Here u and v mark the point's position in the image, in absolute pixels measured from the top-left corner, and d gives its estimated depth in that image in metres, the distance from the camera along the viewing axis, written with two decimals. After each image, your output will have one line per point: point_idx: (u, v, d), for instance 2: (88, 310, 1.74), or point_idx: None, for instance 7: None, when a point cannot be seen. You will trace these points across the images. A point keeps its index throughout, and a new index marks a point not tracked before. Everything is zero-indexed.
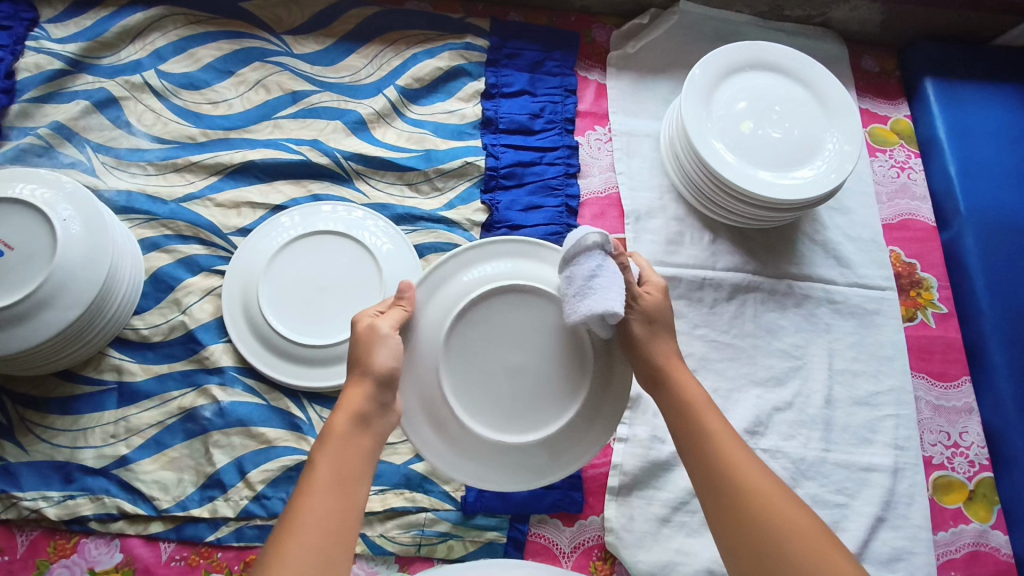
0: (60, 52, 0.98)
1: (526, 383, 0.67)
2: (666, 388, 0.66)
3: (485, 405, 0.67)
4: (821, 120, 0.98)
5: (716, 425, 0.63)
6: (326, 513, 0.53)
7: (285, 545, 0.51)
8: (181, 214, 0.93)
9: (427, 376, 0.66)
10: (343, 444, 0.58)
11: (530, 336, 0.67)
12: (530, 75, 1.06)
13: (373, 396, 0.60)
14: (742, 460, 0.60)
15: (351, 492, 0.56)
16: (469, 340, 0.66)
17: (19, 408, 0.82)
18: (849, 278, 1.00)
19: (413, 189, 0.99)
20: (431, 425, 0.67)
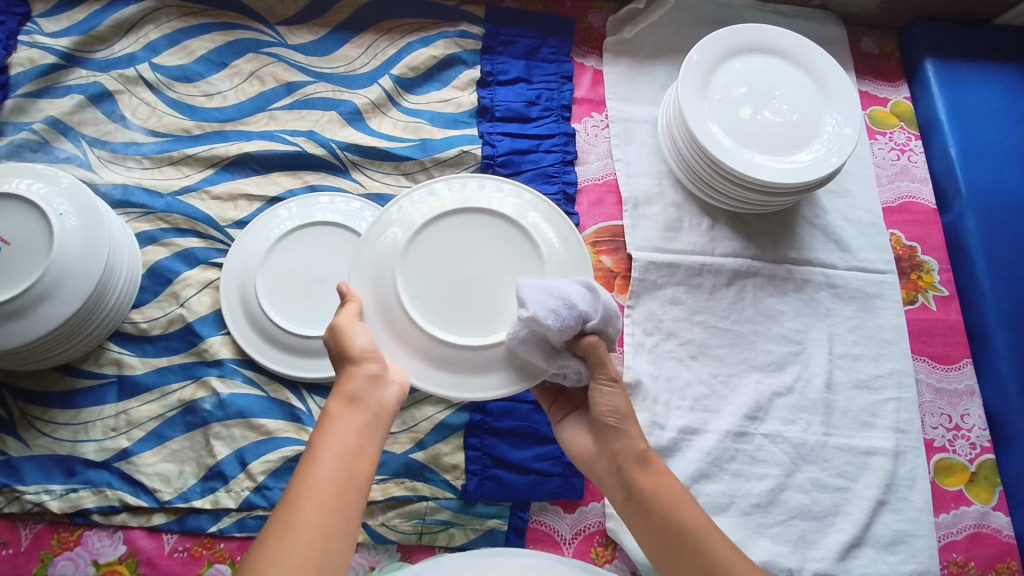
0: (54, 46, 0.98)
1: (494, 286, 0.67)
2: (645, 474, 0.63)
3: (463, 317, 0.66)
4: (821, 103, 0.97)
5: (699, 513, 0.62)
6: (326, 488, 0.54)
7: (283, 521, 0.52)
8: (178, 207, 0.92)
9: (396, 322, 0.66)
10: (342, 423, 0.58)
11: (474, 243, 0.69)
12: (525, 63, 1.05)
13: (363, 373, 0.61)
14: (731, 548, 0.60)
15: (351, 468, 0.56)
16: (423, 270, 0.67)
17: (20, 403, 0.82)
18: (849, 261, 0.99)
19: (410, 179, 0.99)
20: (429, 369, 0.67)
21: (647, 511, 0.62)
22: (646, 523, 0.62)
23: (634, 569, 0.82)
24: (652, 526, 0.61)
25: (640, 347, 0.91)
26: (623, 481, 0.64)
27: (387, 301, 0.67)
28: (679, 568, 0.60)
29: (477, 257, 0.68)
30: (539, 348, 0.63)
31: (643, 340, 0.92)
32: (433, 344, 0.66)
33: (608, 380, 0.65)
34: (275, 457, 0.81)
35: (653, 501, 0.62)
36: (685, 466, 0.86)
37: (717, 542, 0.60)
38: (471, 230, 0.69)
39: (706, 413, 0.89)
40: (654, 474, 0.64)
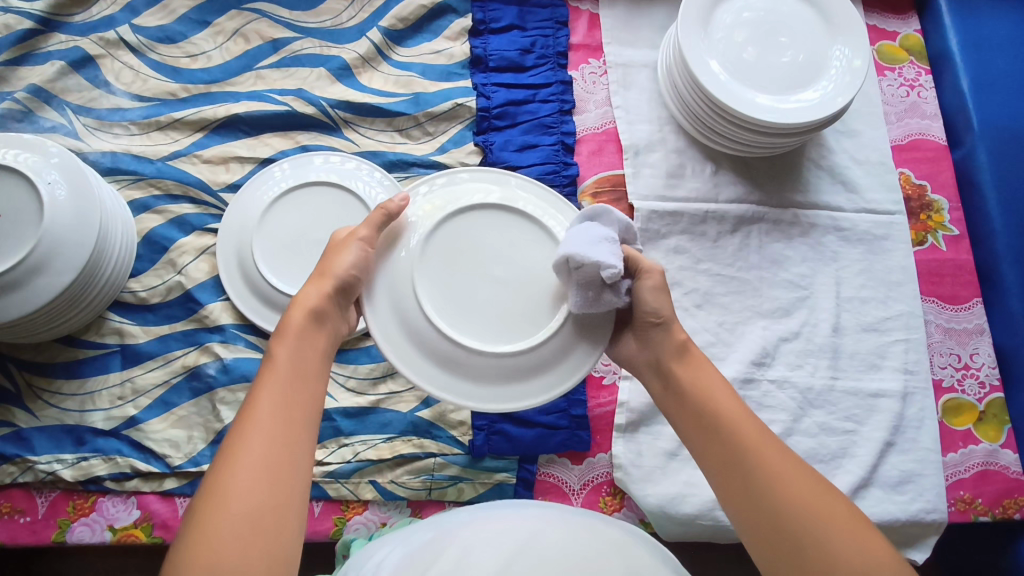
0: (29, 10, 0.94)
1: (521, 279, 0.65)
2: (684, 366, 0.62)
3: (530, 309, 0.64)
4: (829, 37, 0.93)
5: (736, 405, 0.59)
6: (286, 399, 0.55)
7: (244, 428, 0.52)
8: (169, 173, 0.90)
9: (474, 373, 0.65)
10: (299, 339, 0.60)
11: (464, 259, 0.65)
12: (518, 8, 1.01)
13: (327, 297, 0.62)
14: (766, 439, 0.56)
15: (308, 384, 0.57)
16: (468, 319, 0.64)
17: (25, 375, 0.82)
18: (857, 203, 0.97)
19: (404, 135, 0.96)
20: (494, 385, 0.66)
21: (681, 399, 0.61)
22: (681, 411, 0.61)
23: (642, 517, 0.83)
24: (686, 414, 0.60)
25: None
26: (663, 373, 0.64)
27: (470, 371, 0.65)
28: (708, 456, 0.58)
29: (493, 259, 0.65)
30: (605, 290, 0.62)
31: None
32: (498, 365, 0.65)
33: (648, 271, 0.64)
34: None
35: (685, 390, 0.61)
36: None
37: (748, 430, 0.57)
38: (476, 236, 0.66)
39: (712, 360, 0.89)
40: (693, 367, 0.62)
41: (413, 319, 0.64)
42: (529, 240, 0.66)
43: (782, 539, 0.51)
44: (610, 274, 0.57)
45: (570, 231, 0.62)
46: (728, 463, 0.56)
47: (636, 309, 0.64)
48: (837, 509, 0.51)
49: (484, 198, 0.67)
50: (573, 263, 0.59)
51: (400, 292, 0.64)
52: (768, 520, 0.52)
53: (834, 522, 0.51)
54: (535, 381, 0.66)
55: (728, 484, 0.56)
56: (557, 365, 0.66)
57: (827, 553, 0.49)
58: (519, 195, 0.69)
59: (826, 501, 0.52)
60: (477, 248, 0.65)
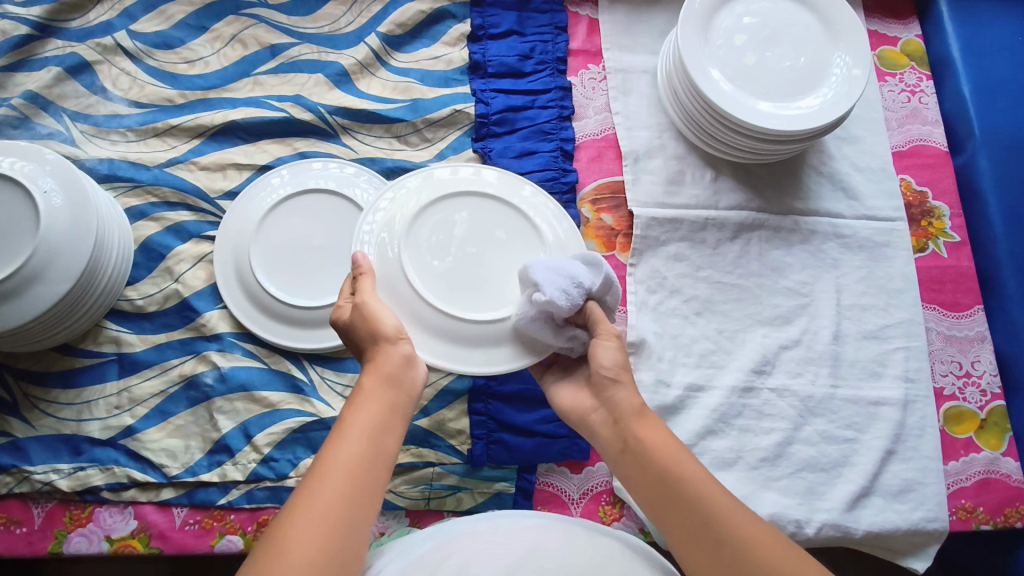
0: (26, 16, 0.93)
1: (498, 258, 0.72)
2: (642, 426, 0.60)
3: (504, 283, 0.71)
4: (829, 43, 0.92)
5: (698, 469, 0.57)
6: (353, 463, 0.52)
7: (309, 491, 0.50)
8: (166, 180, 0.90)
9: (453, 336, 0.69)
10: (372, 397, 0.58)
11: (448, 234, 0.71)
12: (517, 14, 1.00)
13: (397, 354, 0.61)
14: (732, 501, 0.54)
15: (378, 447, 0.55)
16: (448, 289, 0.70)
17: (22, 384, 0.82)
18: (857, 210, 0.96)
19: (402, 141, 0.96)
20: (453, 346, 0.69)
21: (641, 463, 0.59)
22: (641, 476, 0.58)
23: (642, 526, 0.83)
24: (646, 478, 0.58)
25: (644, 305, 0.90)
26: (620, 434, 0.61)
27: (449, 335, 0.69)
28: (674, 522, 0.55)
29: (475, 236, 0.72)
30: (549, 323, 0.66)
31: (647, 298, 0.90)
32: (473, 330, 0.69)
33: (607, 335, 0.64)
34: (279, 429, 0.81)
35: (644, 453, 0.59)
36: (692, 424, 0.85)
37: (713, 494, 0.55)
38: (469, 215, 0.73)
39: (712, 369, 0.88)
40: (651, 428, 0.60)
41: (390, 266, 0.69)
42: (516, 230, 0.73)
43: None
44: (540, 300, 0.62)
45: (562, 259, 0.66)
46: (697, 532, 0.53)
47: (592, 363, 0.64)
48: (815, 573, 0.50)
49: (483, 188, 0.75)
50: (529, 278, 0.65)
51: (385, 239, 0.70)
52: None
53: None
54: (481, 352, 0.70)
55: (696, 553, 0.53)
56: (507, 341, 0.70)
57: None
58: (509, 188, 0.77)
59: (802, 564, 0.50)
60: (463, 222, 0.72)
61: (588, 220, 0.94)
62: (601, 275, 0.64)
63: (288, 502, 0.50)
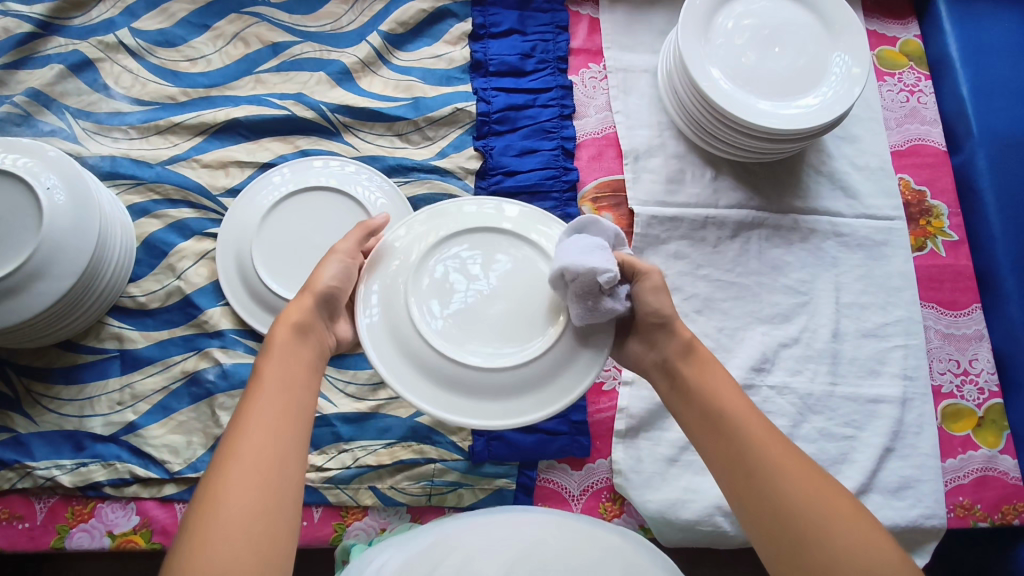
0: (29, 14, 0.94)
1: (514, 305, 0.66)
2: (689, 362, 0.63)
3: (520, 329, 0.65)
4: (828, 43, 0.93)
5: (741, 402, 0.59)
6: (277, 413, 0.54)
7: (235, 444, 0.51)
8: (168, 177, 0.90)
9: (464, 388, 0.64)
10: (286, 351, 0.60)
11: (457, 281, 0.67)
12: (518, 13, 1.01)
13: (311, 313, 0.64)
14: (772, 433, 0.57)
15: (297, 396, 0.57)
16: (460, 338, 0.65)
17: (24, 380, 0.82)
18: (856, 209, 0.97)
19: (404, 139, 0.96)
20: (467, 399, 0.64)
21: (687, 397, 0.62)
22: (687, 407, 0.62)
23: (642, 522, 0.83)
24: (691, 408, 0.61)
25: None
26: (669, 372, 0.64)
27: (461, 387, 0.64)
28: (713, 448, 0.58)
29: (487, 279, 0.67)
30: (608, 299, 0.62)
31: None
32: (487, 381, 0.64)
33: (648, 276, 0.65)
34: None
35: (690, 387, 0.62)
36: None
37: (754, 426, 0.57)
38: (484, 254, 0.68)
39: None
40: (699, 365, 0.63)
41: (396, 318, 0.65)
42: (537, 270, 0.67)
43: (783, 534, 0.52)
44: (609, 277, 0.58)
45: (562, 245, 0.62)
46: (732, 460, 0.56)
47: (640, 311, 0.65)
48: (842, 505, 0.52)
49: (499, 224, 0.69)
50: (569, 274, 0.59)
51: (390, 285, 0.66)
52: (770, 514, 0.53)
53: (841, 519, 0.51)
54: (501, 404, 0.65)
55: (732, 477, 0.56)
56: (524, 393, 0.65)
57: (830, 548, 0.50)
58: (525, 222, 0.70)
59: (829, 497, 0.52)
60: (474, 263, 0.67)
61: None
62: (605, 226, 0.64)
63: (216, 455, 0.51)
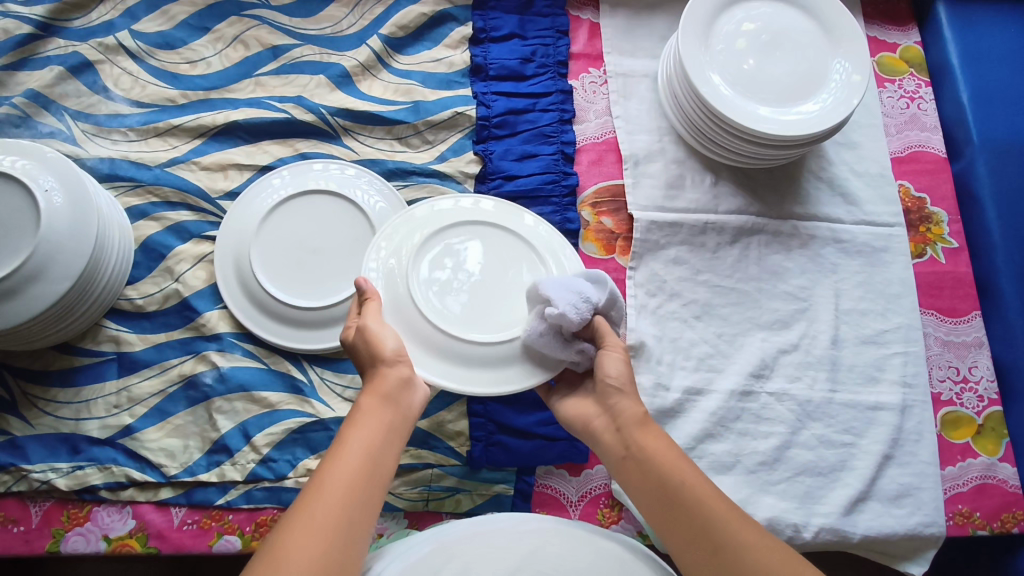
0: (28, 15, 0.94)
1: (501, 285, 0.75)
2: (642, 435, 0.63)
3: (506, 307, 0.74)
4: (828, 50, 0.93)
5: (696, 476, 0.59)
6: (352, 482, 0.53)
7: (305, 514, 0.50)
8: (167, 179, 0.90)
9: (460, 358, 0.71)
10: (370, 418, 0.59)
11: (452, 261, 0.75)
12: (518, 17, 1.01)
13: (395, 375, 0.63)
14: (731, 508, 0.56)
15: (376, 467, 0.55)
16: (454, 313, 0.73)
17: (21, 383, 0.82)
18: (856, 215, 0.97)
19: (403, 143, 0.96)
20: (465, 368, 0.71)
21: (643, 469, 0.61)
22: (642, 483, 0.61)
23: (640, 529, 0.83)
24: (646, 483, 0.60)
25: (644, 309, 0.90)
26: (622, 441, 0.64)
27: (456, 357, 0.71)
28: (674, 527, 0.57)
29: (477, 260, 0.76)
30: (557, 338, 0.68)
31: (646, 301, 0.91)
32: (481, 351, 0.71)
33: (614, 347, 0.67)
34: (279, 429, 0.81)
35: (644, 461, 0.61)
36: (691, 428, 0.85)
37: (713, 502, 0.56)
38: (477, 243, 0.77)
39: (711, 372, 0.89)
40: (652, 437, 0.63)
41: (396, 292, 0.71)
42: (517, 257, 0.77)
43: None
44: (551, 313, 0.64)
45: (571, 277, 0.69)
46: (695, 537, 0.55)
47: (598, 372, 0.66)
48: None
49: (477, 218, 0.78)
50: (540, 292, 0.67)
51: (391, 267, 0.72)
52: None
53: None
54: (492, 371, 0.71)
55: (697, 558, 0.55)
56: (514, 364, 0.72)
57: None
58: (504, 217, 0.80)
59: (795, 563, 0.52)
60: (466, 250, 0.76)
61: (589, 223, 0.94)
62: (608, 292, 0.66)
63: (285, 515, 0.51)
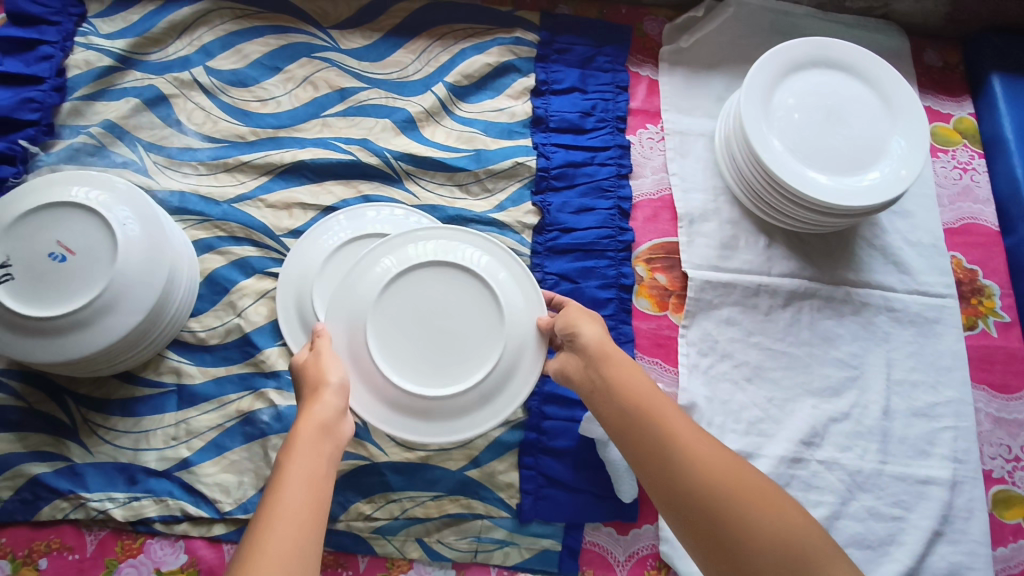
0: (110, 48, 0.97)
1: (455, 326, 0.74)
2: (608, 366, 0.68)
3: (461, 353, 0.73)
4: (885, 121, 0.94)
5: (655, 396, 0.65)
6: (299, 504, 0.53)
7: (259, 542, 0.50)
8: (234, 215, 0.92)
9: (432, 413, 0.73)
10: (309, 446, 0.59)
11: (410, 312, 0.73)
12: (580, 71, 1.03)
13: (332, 406, 0.63)
14: (678, 424, 0.63)
15: (320, 491, 0.56)
16: (416, 367, 0.72)
17: (82, 409, 0.83)
18: (908, 284, 0.98)
19: (463, 190, 0.97)
20: (442, 424, 0.74)
21: (609, 400, 0.67)
22: (609, 411, 0.67)
23: None
24: (612, 408, 0.66)
25: (695, 368, 0.91)
26: (590, 375, 0.69)
27: (430, 414, 0.73)
28: (639, 447, 0.63)
29: (430, 307, 0.74)
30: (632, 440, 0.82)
31: (698, 361, 0.92)
32: (453, 405, 0.73)
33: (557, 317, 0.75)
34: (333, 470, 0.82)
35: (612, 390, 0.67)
36: None
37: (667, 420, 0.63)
38: (418, 286, 0.74)
39: (762, 437, 0.89)
40: (613, 366, 0.68)
41: (362, 366, 0.72)
42: (462, 290, 0.75)
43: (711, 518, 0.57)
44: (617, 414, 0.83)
45: None
46: (655, 451, 0.62)
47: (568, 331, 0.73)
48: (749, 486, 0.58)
49: (421, 254, 0.75)
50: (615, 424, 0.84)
51: (350, 336, 0.73)
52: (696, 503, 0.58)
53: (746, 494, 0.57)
54: (484, 412, 0.75)
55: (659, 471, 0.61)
56: (477, 410, 0.74)
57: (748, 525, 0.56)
58: (447, 243, 0.77)
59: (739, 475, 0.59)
60: (416, 294, 0.74)
61: (643, 278, 0.95)
62: None
63: (242, 545, 0.50)
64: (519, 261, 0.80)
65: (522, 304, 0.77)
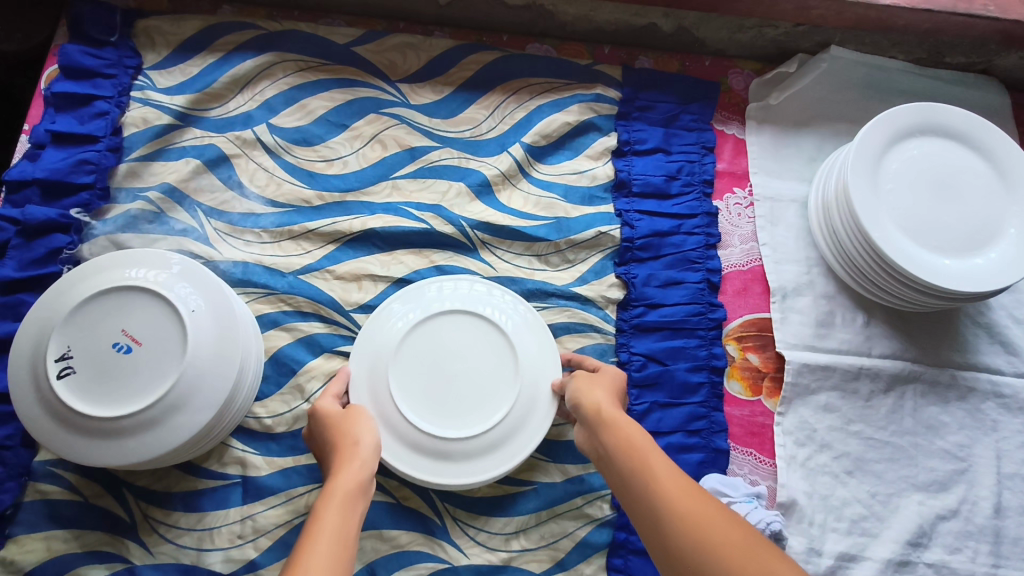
0: (169, 104, 0.91)
1: (473, 374, 0.78)
2: (609, 430, 0.68)
3: (475, 398, 0.77)
4: (1001, 197, 0.87)
5: (654, 455, 0.63)
6: (334, 556, 0.52)
7: None
8: (301, 288, 0.86)
9: (441, 455, 0.75)
10: (348, 506, 0.58)
11: (430, 356, 0.78)
12: (664, 130, 0.97)
13: (369, 469, 0.63)
14: (674, 481, 0.60)
15: (350, 549, 0.54)
16: (431, 408, 0.76)
17: (142, 505, 0.77)
18: (1017, 367, 0.91)
19: (542, 261, 0.91)
20: (449, 467, 0.75)
21: (611, 465, 0.66)
22: (614, 476, 0.65)
23: None
24: (614, 472, 0.65)
25: (793, 460, 0.85)
26: (596, 444, 0.69)
27: (439, 455, 0.75)
28: (637, 508, 0.61)
29: (451, 353, 0.78)
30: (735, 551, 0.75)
31: (795, 452, 0.85)
32: (462, 450, 0.75)
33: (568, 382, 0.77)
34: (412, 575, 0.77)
35: (613, 452, 0.66)
36: None
37: (663, 477, 0.61)
38: (441, 333, 0.79)
39: (865, 537, 0.83)
40: (615, 429, 0.67)
41: (380, 404, 0.75)
42: (481, 341, 0.79)
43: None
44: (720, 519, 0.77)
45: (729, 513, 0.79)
46: (649, 512, 0.59)
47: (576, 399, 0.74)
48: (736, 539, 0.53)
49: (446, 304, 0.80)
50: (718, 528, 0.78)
51: (374, 378, 0.76)
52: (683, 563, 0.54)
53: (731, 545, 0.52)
54: (497, 454, 0.76)
55: (653, 532, 0.58)
56: (484, 457, 0.75)
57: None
58: (472, 296, 0.82)
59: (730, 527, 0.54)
60: (437, 341, 0.78)
61: (734, 358, 0.89)
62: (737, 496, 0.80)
63: None
64: (540, 319, 0.83)
65: (539, 360, 0.80)
